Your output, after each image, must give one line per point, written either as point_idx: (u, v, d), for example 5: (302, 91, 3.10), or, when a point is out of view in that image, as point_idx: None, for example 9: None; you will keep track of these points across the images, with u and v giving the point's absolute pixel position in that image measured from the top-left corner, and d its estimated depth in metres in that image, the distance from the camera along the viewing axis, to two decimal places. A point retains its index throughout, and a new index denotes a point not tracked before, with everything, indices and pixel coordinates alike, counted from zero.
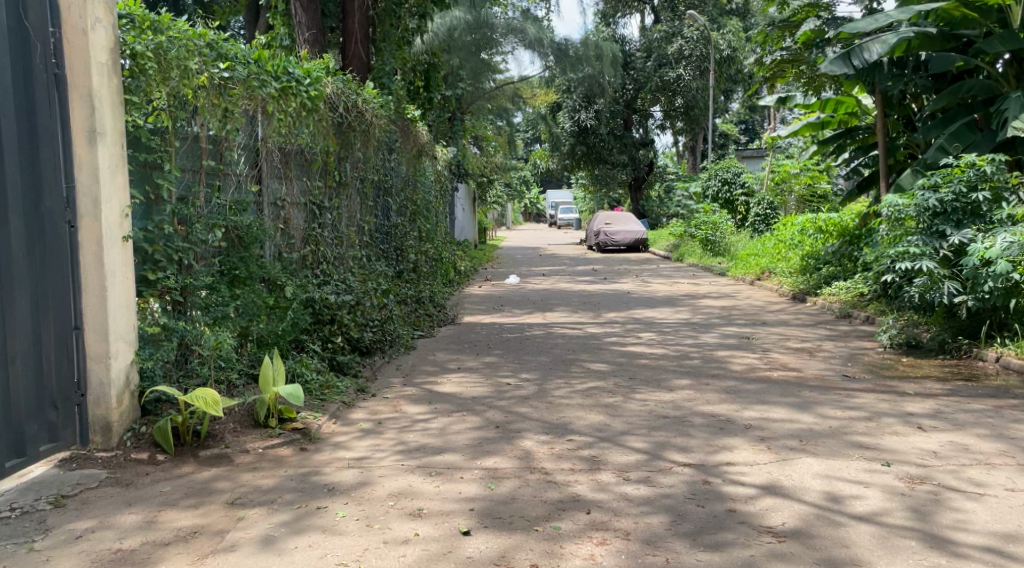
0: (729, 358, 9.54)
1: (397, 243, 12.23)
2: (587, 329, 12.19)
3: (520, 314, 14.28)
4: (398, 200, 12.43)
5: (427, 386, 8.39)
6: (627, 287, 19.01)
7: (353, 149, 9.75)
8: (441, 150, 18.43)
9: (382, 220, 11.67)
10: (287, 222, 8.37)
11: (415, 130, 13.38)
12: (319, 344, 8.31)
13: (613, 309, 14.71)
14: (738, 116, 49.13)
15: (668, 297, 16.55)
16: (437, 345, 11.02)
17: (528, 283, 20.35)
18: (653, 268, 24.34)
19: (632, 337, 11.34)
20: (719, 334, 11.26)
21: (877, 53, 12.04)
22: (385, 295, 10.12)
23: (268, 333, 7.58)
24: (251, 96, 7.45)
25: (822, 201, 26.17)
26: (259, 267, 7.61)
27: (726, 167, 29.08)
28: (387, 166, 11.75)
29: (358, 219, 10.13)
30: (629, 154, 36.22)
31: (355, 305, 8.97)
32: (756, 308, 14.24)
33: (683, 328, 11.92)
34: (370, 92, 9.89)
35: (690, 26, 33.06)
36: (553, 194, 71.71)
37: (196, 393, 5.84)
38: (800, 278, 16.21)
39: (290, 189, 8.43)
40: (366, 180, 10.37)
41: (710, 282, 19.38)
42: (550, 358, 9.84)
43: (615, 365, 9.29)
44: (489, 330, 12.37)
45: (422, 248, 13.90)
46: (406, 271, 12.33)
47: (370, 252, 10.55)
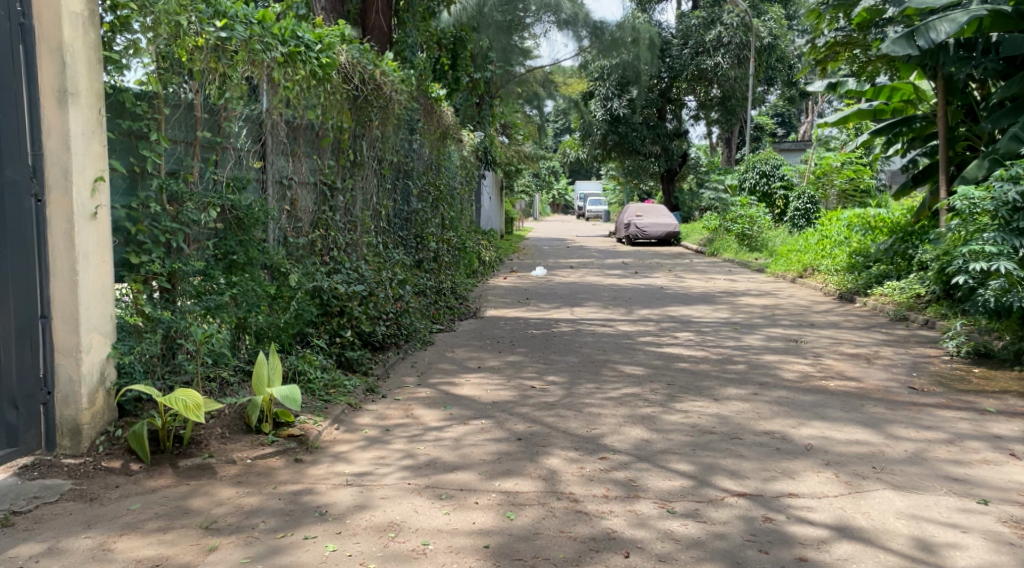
0: (777, 365, 8.69)
1: (417, 231, 11.48)
2: (620, 327, 11.38)
3: (547, 308, 13.50)
4: (420, 184, 11.70)
5: (445, 387, 7.63)
6: (660, 282, 18.17)
7: (371, 127, 9.02)
8: (467, 134, 17.64)
9: (401, 206, 10.95)
10: (294, 204, 7.62)
11: (439, 111, 12.62)
12: (325, 338, 7.58)
13: (645, 305, 13.89)
14: (775, 108, 47.93)
15: (704, 294, 15.69)
16: (458, 340, 10.26)
17: (556, 275, 19.57)
18: (687, 262, 23.46)
19: (669, 337, 10.52)
20: (763, 337, 10.41)
21: (946, 31, 11.70)
22: (399, 285, 9.35)
23: (269, 326, 6.84)
24: (254, 62, 6.68)
25: (865, 195, 25.21)
26: (261, 252, 6.87)
27: (765, 159, 28.20)
28: (408, 147, 10.99)
29: (374, 202, 9.36)
30: (662, 145, 35.28)
31: (368, 296, 8.22)
32: (800, 309, 13.35)
33: (724, 329, 11.08)
34: (391, 65, 9.11)
35: (730, 13, 31.97)
36: (581, 185, 70.68)
37: (176, 395, 5.06)
38: (848, 276, 15.34)
39: (297, 167, 7.69)
40: (383, 160, 9.60)
41: (748, 279, 18.49)
42: (580, 358, 9.04)
43: (652, 368, 8.47)
44: (514, 325, 11.59)
45: (445, 236, 13.14)
46: (426, 260, 11.58)
47: (386, 239, 9.78)
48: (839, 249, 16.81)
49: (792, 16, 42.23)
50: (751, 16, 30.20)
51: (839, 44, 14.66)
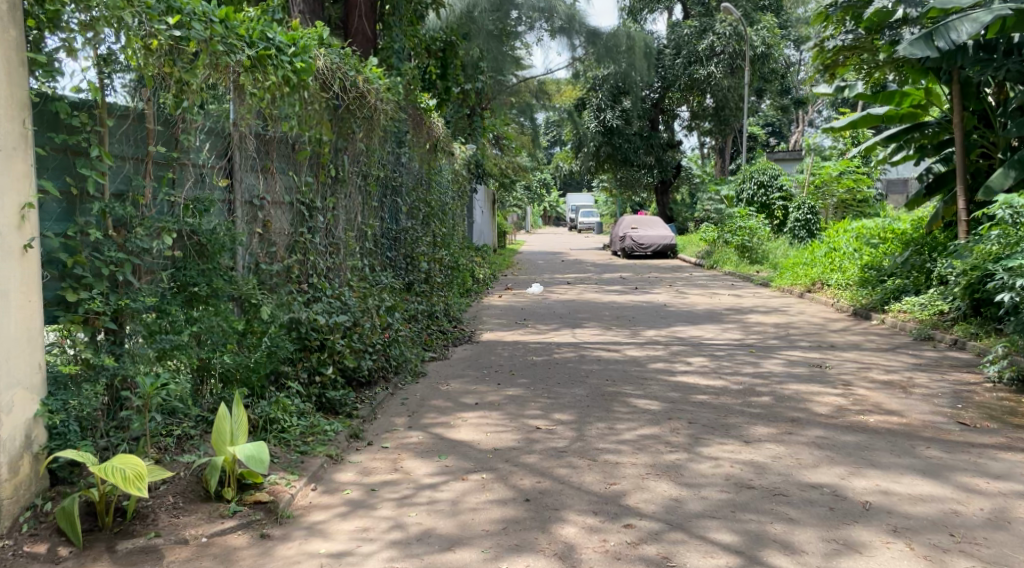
0: (807, 396, 7.88)
1: (407, 250, 10.65)
2: (626, 351, 10.55)
3: (546, 330, 12.68)
4: (409, 200, 10.87)
5: (439, 430, 6.79)
6: (662, 298, 17.38)
7: (354, 138, 8.19)
8: (458, 146, 16.85)
9: (389, 224, 10.11)
10: (267, 227, 6.77)
11: (428, 121, 11.81)
12: (303, 377, 6.71)
13: (650, 325, 13.08)
14: (769, 118, 47.30)
15: (710, 311, 14.91)
16: (452, 370, 9.42)
17: (553, 292, 18.75)
18: (687, 276, 22.69)
19: (681, 362, 9.72)
20: (783, 362, 9.59)
21: (969, 32, 11.03)
22: (387, 312, 8.51)
23: (237, 367, 5.99)
24: (216, 66, 5.86)
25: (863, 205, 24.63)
26: (228, 283, 6.03)
27: (763, 169, 27.38)
28: (395, 161, 10.15)
29: (360, 221, 8.52)
30: (656, 156, 34.59)
31: (351, 328, 7.37)
32: (815, 327, 12.56)
33: (739, 352, 10.29)
34: (375, 72, 8.27)
35: (723, 21, 31.17)
36: (572, 197, 69.82)
37: (112, 464, 4.18)
38: (862, 291, 14.62)
39: (270, 185, 6.84)
40: (369, 175, 8.78)
41: (754, 294, 17.71)
42: (588, 391, 8.22)
43: (668, 402, 7.65)
44: (513, 350, 10.76)
45: (436, 256, 12.33)
46: (416, 282, 10.74)
47: (372, 260, 8.94)
48: (850, 261, 16.17)
49: (785, 24, 41.58)
50: (745, 24, 29.49)
51: (847, 48, 13.87)
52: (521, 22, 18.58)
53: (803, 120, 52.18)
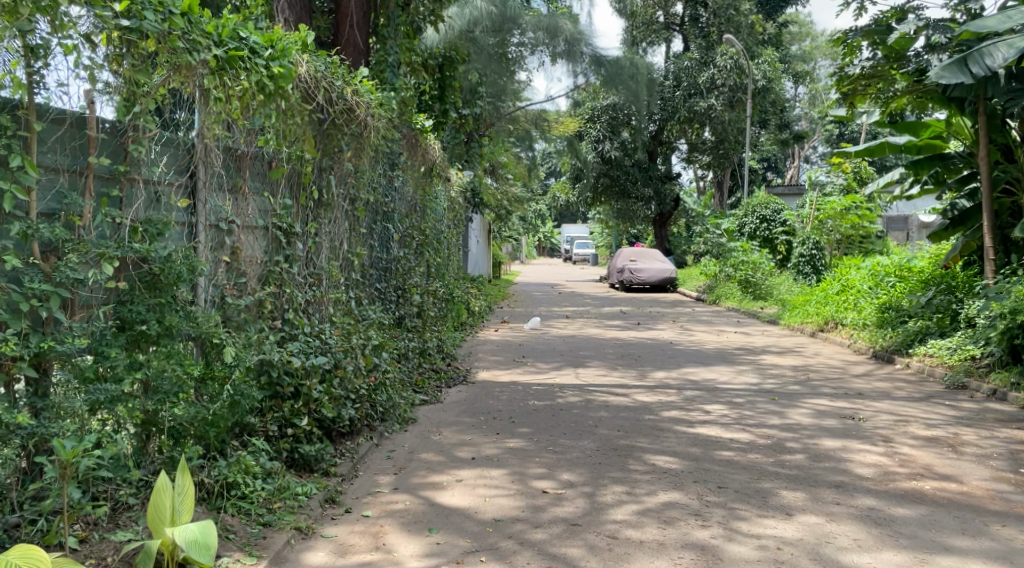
0: (845, 454, 6.97)
1: (398, 281, 9.79)
2: (636, 396, 9.66)
3: (547, 369, 11.80)
4: (401, 228, 10.02)
5: (429, 492, 5.87)
6: (667, 335, 16.50)
7: (341, 158, 7.29)
8: (455, 173, 16.08)
9: (380, 253, 9.23)
10: (237, 253, 5.82)
11: (424, 143, 10.97)
12: (273, 430, 5.76)
13: (658, 365, 12.20)
14: (770, 152, 46.66)
15: (719, 351, 14.07)
16: (446, 414, 8.51)
17: (551, 326, 17.88)
18: (690, 312, 21.83)
19: (698, 411, 8.81)
20: (810, 413, 8.69)
21: (1006, 55, 10.24)
22: (375, 352, 7.58)
23: (192, 420, 5.03)
24: (176, 66, 5.03)
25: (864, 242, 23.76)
26: (185, 318, 5.15)
27: (765, 203, 26.78)
28: (387, 185, 9.28)
29: (346, 249, 7.61)
30: (655, 188, 33.86)
31: (331, 372, 6.42)
32: (836, 371, 11.68)
33: (760, 400, 9.38)
34: (366, 85, 7.38)
35: (723, 54, 30.53)
36: (567, 228, 69.03)
37: (11, 558, 3.57)
38: (880, 332, 13.79)
39: (241, 207, 5.92)
40: (358, 199, 7.89)
41: (763, 332, 16.84)
42: (598, 443, 7.31)
43: (690, 460, 6.74)
44: (512, 392, 9.85)
45: (430, 287, 11.50)
46: (408, 317, 9.86)
47: (358, 292, 8.04)
48: (865, 300, 15.33)
49: (787, 58, 41.07)
50: (746, 56, 28.85)
51: (866, 76, 12.77)
52: (522, 47, 17.81)
53: (802, 154, 51.62)
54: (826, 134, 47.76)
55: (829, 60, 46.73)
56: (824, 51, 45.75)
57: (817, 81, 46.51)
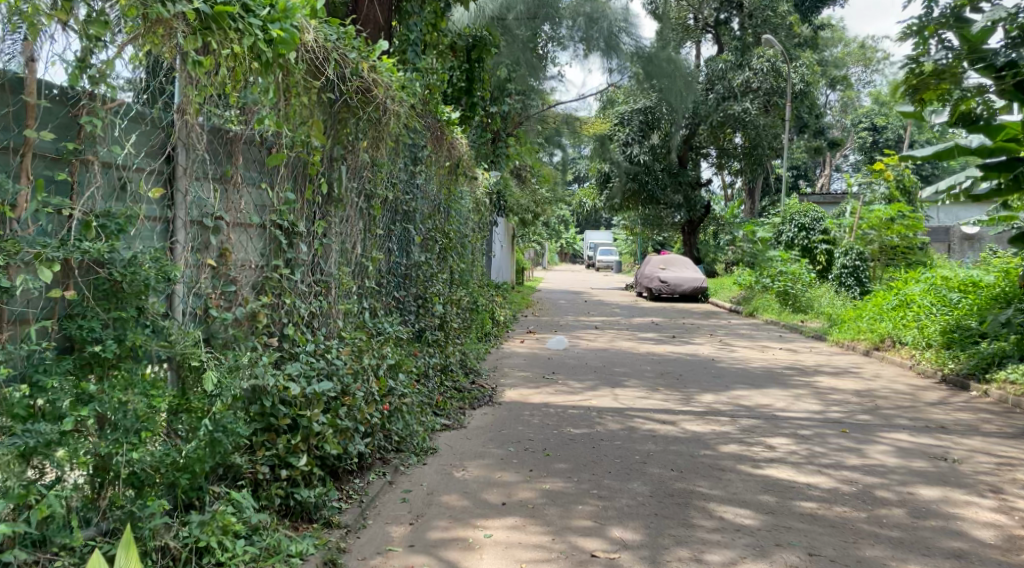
0: (952, 512, 5.87)
1: (417, 289, 8.73)
2: (685, 423, 8.57)
3: (581, 388, 10.71)
4: (421, 230, 8.97)
5: (455, 553, 4.78)
6: (706, 350, 15.37)
7: (355, 148, 6.19)
8: (481, 173, 15.04)
9: (398, 258, 8.16)
10: (225, 256, 4.66)
11: (450, 136, 9.89)
12: (264, 473, 4.64)
13: (704, 386, 11.09)
14: (802, 160, 45.27)
15: (767, 370, 12.91)
16: (471, 443, 7.42)
17: (580, 338, 16.78)
18: (726, 324, 20.67)
19: (761, 445, 7.72)
20: (892, 453, 7.58)
21: None
22: (389, 372, 6.49)
23: (158, 466, 3.94)
24: (148, 19, 3.91)
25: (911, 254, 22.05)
26: (153, 337, 4.04)
27: (804, 212, 25.48)
28: (407, 181, 8.19)
29: (358, 253, 6.52)
30: (685, 194, 32.55)
31: (336, 401, 5.29)
32: (905, 399, 10.54)
33: (831, 433, 8.27)
34: (387, 63, 6.26)
35: (760, 56, 29.26)
36: (591, 234, 67.73)
37: None
38: (948, 353, 12.70)
39: (234, 200, 4.77)
40: (374, 195, 6.82)
41: (810, 350, 15.69)
42: (651, 485, 6.23)
43: (766, 514, 5.66)
44: (545, 416, 8.75)
45: (453, 296, 10.45)
46: (428, 330, 8.77)
47: (372, 301, 6.95)
48: (927, 318, 14.20)
49: (822, 62, 39.71)
50: (785, 58, 27.57)
51: (939, 72, 10.82)
52: (553, 39, 16.72)
53: (833, 161, 50.19)
54: (858, 142, 46.32)
55: (863, 65, 45.40)
56: (858, 57, 44.52)
57: (850, 87, 45.12)
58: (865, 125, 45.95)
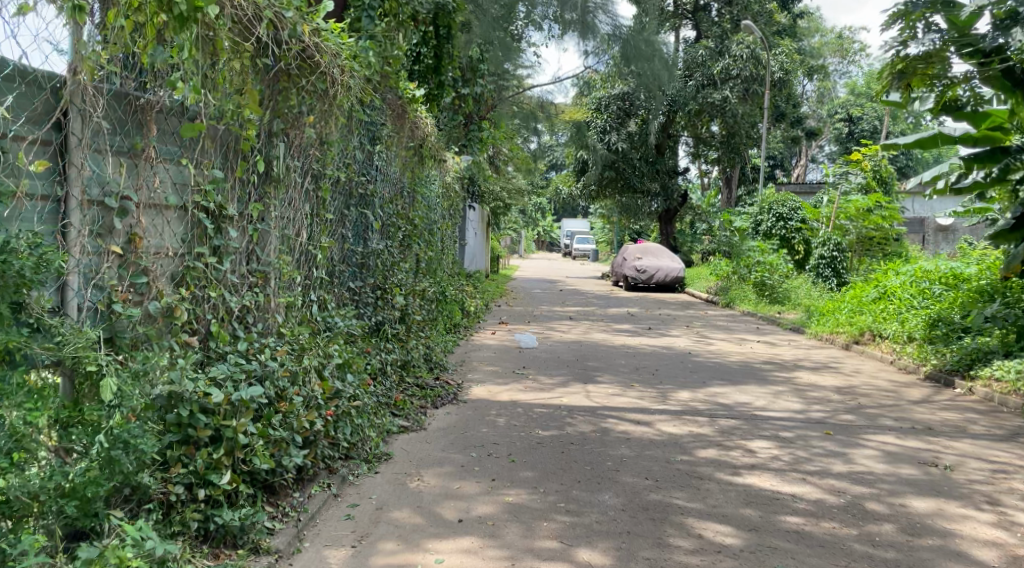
0: (948, 529, 5.40)
1: (376, 279, 8.13)
2: (660, 424, 8.06)
3: (551, 384, 10.15)
4: (381, 216, 8.37)
5: None
6: (682, 342, 14.89)
7: (298, 122, 5.56)
8: (451, 157, 14.42)
9: (355, 245, 7.56)
10: (134, 242, 4.06)
11: (415, 115, 9.25)
12: (178, 493, 4.04)
13: (681, 382, 10.59)
14: (780, 150, 44.93)
15: (745, 365, 12.42)
16: (430, 447, 6.86)
17: (554, 329, 16.24)
18: (702, 315, 20.23)
19: (742, 448, 7.22)
20: (879, 458, 7.10)
21: None
22: (337, 373, 5.89)
23: (38, 492, 3.35)
24: None
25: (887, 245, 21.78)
26: (32, 338, 3.45)
27: (782, 201, 24.98)
28: (365, 162, 7.57)
29: (304, 240, 5.92)
30: (662, 182, 32.01)
31: (268, 409, 4.68)
32: (888, 397, 10.09)
33: (814, 435, 7.80)
34: (335, 27, 5.63)
35: (740, 43, 28.73)
36: (567, 222, 67.09)
37: None
38: (930, 348, 12.28)
39: (147, 177, 4.16)
40: (323, 174, 6.21)
41: (789, 343, 15.24)
42: (623, 497, 5.70)
43: (748, 531, 5.15)
44: (512, 416, 8.18)
45: (417, 286, 9.84)
46: (387, 323, 8.16)
47: (321, 293, 6.34)
48: (908, 312, 13.78)
49: (801, 51, 39.27)
50: (765, 45, 27.04)
51: (925, 58, 10.23)
52: (530, 20, 16.07)
53: (810, 151, 49.92)
54: (834, 132, 46.06)
55: (839, 56, 45.11)
56: (834, 47, 44.23)
57: (827, 78, 44.78)
58: (841, 116, 45.72)
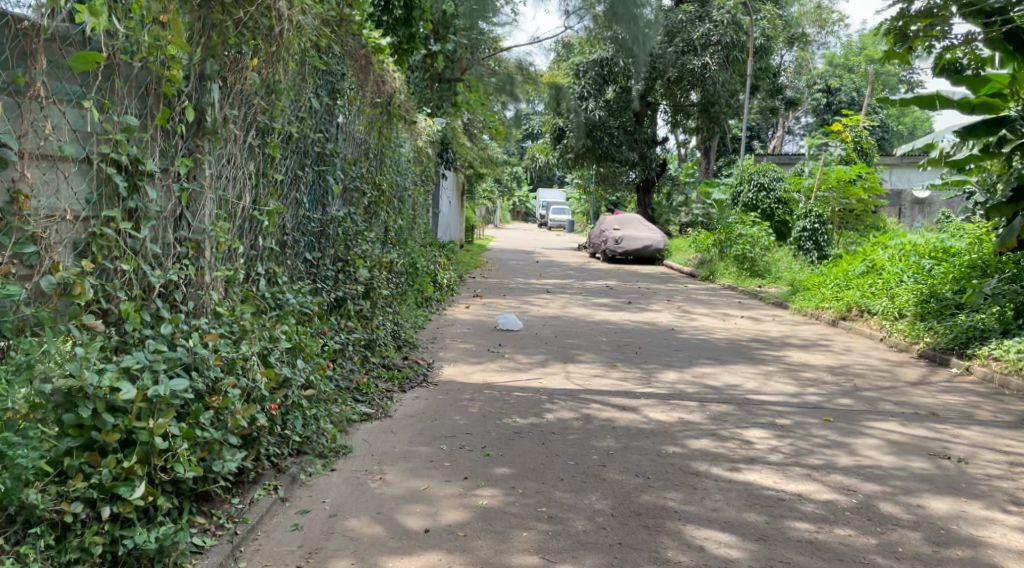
0: (976, 537, 4.78)
1: (337, 250, 7.39)
2: (647, 411, 7.41)
3: (528, 364, 9.45)
4: (343, 179, 7.65)
5: None
6: (663, 318, 14.25)
7: (234, 61, 4.90)
8: (423, 120, 13.61)
9: (312, 211, 6.84)
10: (19, 200, 3.54)
11: (380, 70, 8.51)
12: (77, 512, 3.38)
13: (666, 361, 9.94)
14: (758, 121, 44.28)
15: (731, 343, 11.80)
16: (394, 438, 6.18)
17: (530, 303, 15.57)
18: (682, 289, 19.62)
19: (737, 438, 6.57)
20: (886, 449, 6.48)
21: None
22: (287, 358, 5.18)
23: None
24: None
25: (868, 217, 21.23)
26: None
27: (763, 171, 24.23)
28: (323, 117, 6.84)
29: (247, 203, 5.23)
30: (640, 152, 31.26)
31: (192, 405, 3.98)
32: (884, 378, 9.50)
33: (813, 422, 7.17)
34: None
35: (721, 8, 27.95)
36: (543, 193, 66.21)
37: None
38: (923, 326, 11.70)
39: (36, 121, 3.62)
40: (270, 129, 5.51)
41: (773, 319, 14.65)
42: (611, 499, 5.05)
43: (755, 542, 4.52)
44: (486, 401, 7.50)
45: (384, 258, 9.09)
46: (349, 299, 7.37)
47: (270, 267, 5.63)
48: (898, 288, 13.20)
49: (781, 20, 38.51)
50: (747, 10, 26.23)
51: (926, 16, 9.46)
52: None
53: (787, 123, 49.33)
54: (811, 104, 45.50)
55: (818, 27, 44.43)
56: (813, 18, 43.50)
57: (806, 49, 44.12)
58: (819, 87, 45.16)
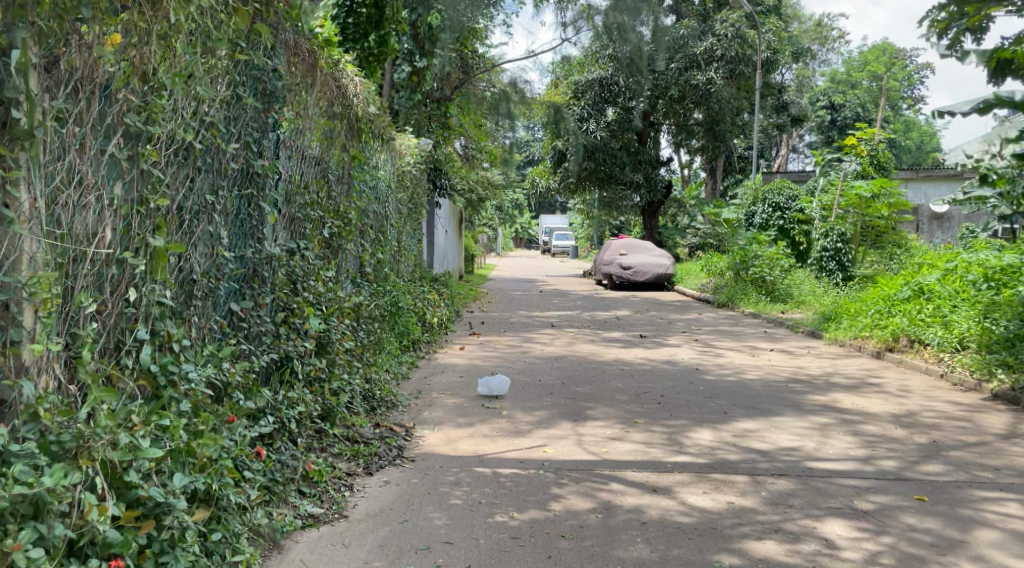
0: None
1: (279, 295, 5.70)
2: (686, 493, 5.70)
3: (529, 424, 7.74)
4: (283, 205, 5.95)
5: None
6: (684, 354, 12.54)
7: (61, 26, 3.27)
8: (406, 141, 11.99)
9: (236, 245, 5.14)
10: None
11: (336, 73, 6.88)
12: None
13: (698, 416, 8.21)
14: (763, 139, 42.72)
15: (767, 385, 10.07)
16: (344, 556, 4.50)
17: (533, 341, 13.86)
18: (699, 318, 17.91)
19: (813, 538, 4.87)
20: (1018, 549, 4.77)
21: None
22: (164, 467, 3.54)
23: None
24: None
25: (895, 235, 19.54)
26: None
27: (779, 188, 22.64)
28: (249, 122, 5.15)
29: (109, 238, 3.59)
30: (644, 173, 29.44)
31: None
32: (967, 431, 7.78)
33: (906, 505, 5.47)
34: None
35: (724, 22, 26.47)
36: (546, 219, 64.66)
37: None
38: (993, 360, 9.99)
39: None
40: (149, 134, 3.84)
41: (809, 352, 12.95)
42: None
43: None
44: (476, 485, 5.80)
45: (351, 302, 7.41)
46: (294, 358, 5.70)
47: (161, 327, 3.93)
48: (955, 314, 11.50)
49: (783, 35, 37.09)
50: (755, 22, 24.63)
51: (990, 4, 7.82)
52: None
53: (792, 141, 47.82)
54: (816, 121, 44.02)
55: (819, 44, 42.90)
56: (815, 35, 42.16)
57: (807, 66, 42.71)
58: (823, 103, 43.72)
